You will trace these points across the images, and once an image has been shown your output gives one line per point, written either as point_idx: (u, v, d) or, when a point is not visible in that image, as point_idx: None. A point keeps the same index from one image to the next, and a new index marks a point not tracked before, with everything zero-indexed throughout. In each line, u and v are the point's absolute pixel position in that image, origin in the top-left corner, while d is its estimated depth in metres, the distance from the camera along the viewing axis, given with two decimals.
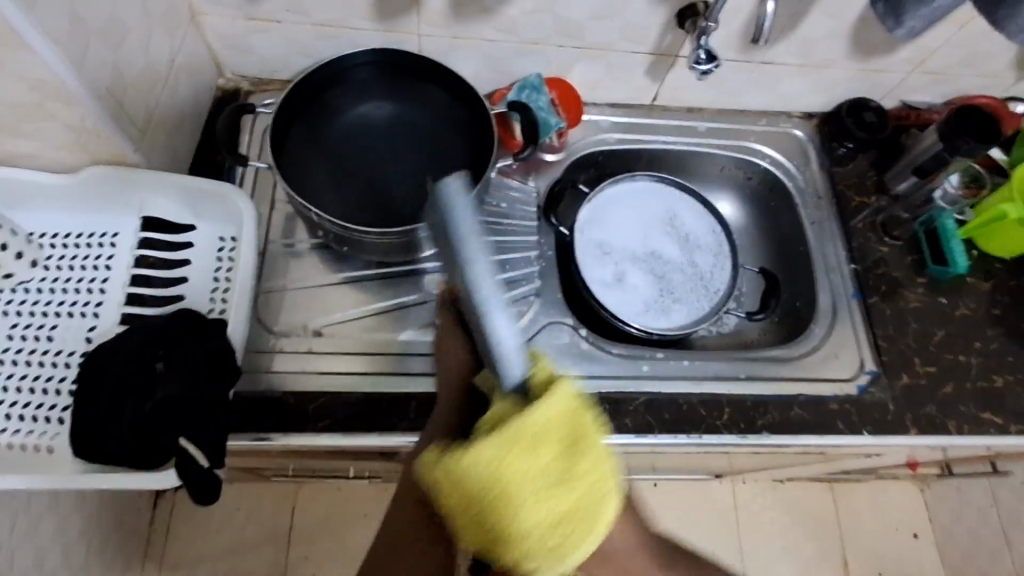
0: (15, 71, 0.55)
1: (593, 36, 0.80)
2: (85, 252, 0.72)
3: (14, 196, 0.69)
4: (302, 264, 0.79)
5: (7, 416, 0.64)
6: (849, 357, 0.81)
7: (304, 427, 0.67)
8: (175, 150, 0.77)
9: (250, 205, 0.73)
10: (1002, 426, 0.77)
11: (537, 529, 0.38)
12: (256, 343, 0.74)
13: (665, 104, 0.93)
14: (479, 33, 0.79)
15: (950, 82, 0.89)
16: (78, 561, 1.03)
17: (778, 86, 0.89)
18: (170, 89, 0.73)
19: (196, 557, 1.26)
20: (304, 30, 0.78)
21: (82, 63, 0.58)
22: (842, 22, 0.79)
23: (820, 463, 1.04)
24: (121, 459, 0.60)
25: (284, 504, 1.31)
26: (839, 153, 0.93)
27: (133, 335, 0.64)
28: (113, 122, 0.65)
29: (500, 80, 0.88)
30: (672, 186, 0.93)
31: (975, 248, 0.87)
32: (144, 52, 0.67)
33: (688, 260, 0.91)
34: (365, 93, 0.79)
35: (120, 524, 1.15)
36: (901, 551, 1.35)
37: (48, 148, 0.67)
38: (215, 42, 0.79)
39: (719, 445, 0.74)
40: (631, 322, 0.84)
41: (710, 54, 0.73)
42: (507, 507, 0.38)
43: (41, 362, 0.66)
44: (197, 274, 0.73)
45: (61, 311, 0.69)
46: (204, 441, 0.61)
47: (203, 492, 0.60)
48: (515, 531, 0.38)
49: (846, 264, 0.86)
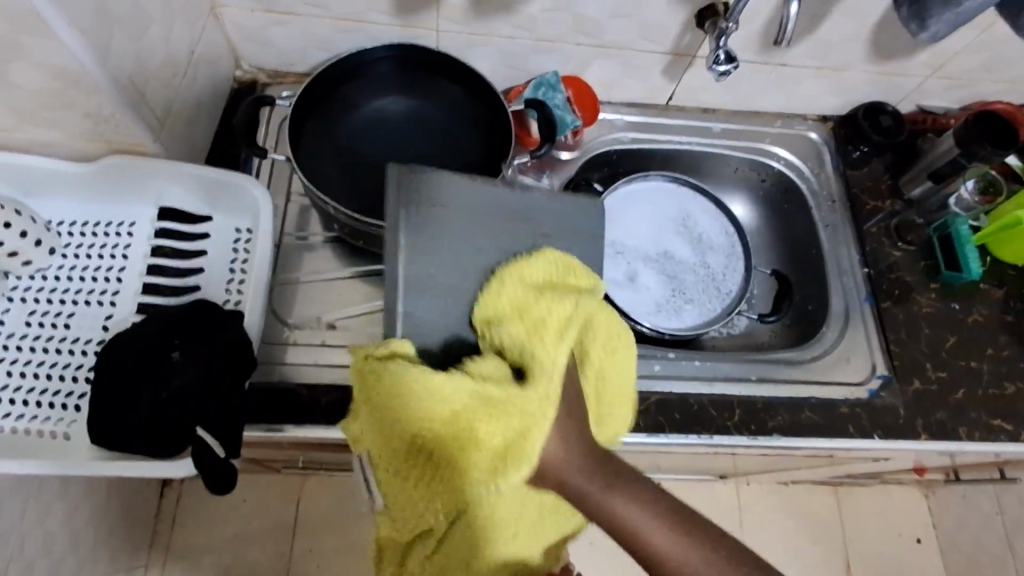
0: (39, 59, 0.56)
1: (612, 35, 0.80)
2: (103, 240, 0.73)
3: (33, 183, 0.70)
4: (315, 257, 0.79)
5: (23, 401, 0.64)
6: (860, 361, 0.81)
7: (316, 420, 0.67)
8: (192, 141, 0.77)
9: (265, 195, 0.73)
10: (1012, 432, 0.77)
11: (493, 446, 0.41)
12: (270, 335, 0.74)
13: (680, 105, 0.93)
14: (497, 30, 0.79)
15: (968, 87, 0.89)
16: (86, 548, 1.04)
17: (795, 88, 0.89)
18: (189, 79, 0.73)
19: (202, 546, 1.27)
20: (322, 24, 0.78)
21: (105, 52, 0.59)
22: (861, 25, 0.78)
23: (826, 466, 1.04)
24: (137, 448, 0.61)
25: (289, 496, 1.31)
26: (854, 156, 0.93)
27: (151, 324, 0.65)
28: (133, 112, 0.65)
29: (516, 77, 0.88)
30: (685, 187, 0.93)
31: (989, 254, 0.87)
32: (165, 42, 0.67)
33: (700, 261, 0.91)
34: (383, 88, 0.80)
35: (127, 512, 1.15)
36: (904, 556, 1.35)
37: (68, 136, 0.67)
38: (234, 34, 0.80)
39: (729, 445, 0.74)
40: (643, 322, 0.84)
41: (729, 55, 0.73)
42: (459, 436, 0.41)
43: (58, 349, 0.67)
44: (213, 265, 0.73)
45: (78, 299, 0.70)
46: (221, 432, 0.61)
47: (219, 481, 0.61)
48: (471, 462, 0.41)
49: (859, 268, 0.86)
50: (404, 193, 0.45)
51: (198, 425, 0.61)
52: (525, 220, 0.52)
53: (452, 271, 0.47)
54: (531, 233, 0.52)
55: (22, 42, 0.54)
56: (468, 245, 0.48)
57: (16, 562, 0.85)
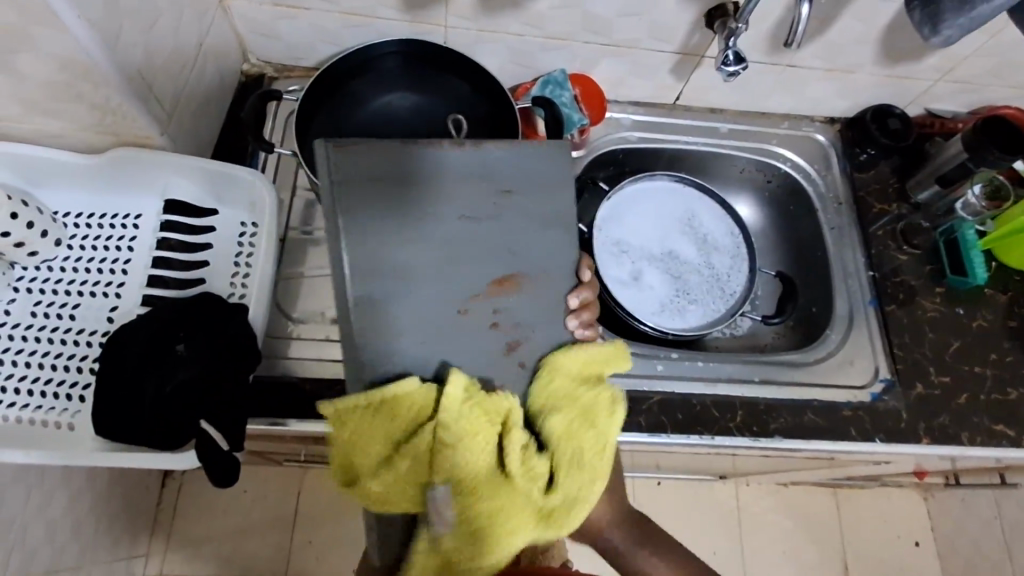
0: (47, 50, 0.56)
1: (620, 34, 0.79)
2: (108, 232, 0.73)
3: (40, 174, 0.70)
4: (320, 252, 0.79)
5: (28, 391, 0.64)
6: (863, 365, 0.81)
7: (319, 415, 0.68)
8: (199, 133, 0.77)
9: (270, 190, 0.74)
10: (1014, 438, 0.77)
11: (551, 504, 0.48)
12: (274, 329, 0.74)
13: (687, 104, 0.92)
14: (506, 27, 0.79)
15: (977, 92, 0.89)
16: (87, 537, 1.04)
17: (803, 90, 0.89)
18: (197, 72, 0.73)
19: (202, 538, 1.27)
20: (331, 18, 0.78)
21: (113, 44, 0.58)
22: (872, 27, 0.78)
23: (827, 468, 1.04)
24: (142, 440, 0.61)
25: (290, 488, 1.32)
26: (861, 159, 0.92)
27: (157, 316, 0.65)
28: (141, 104, 0.65)
29: (523, 74, 0.87)
30: (691, 187, 0.93)
31: (994, 260, 0.87)
32: (174, 35, 0.67)
33: (705, 262, 0.91)
34: (390, 84, 0.80)
35: (128, 503, 1.16)
36: (902, 559, 1.36)
37: (75, 128, 0.67)
38: (242, 27, 0.80)
39: (731, 446, 0.74)
40: (646, 321, 0.84)
41: (738, 55, 0.72)
42: (503, 497, 0.46)
43: (63, 340, 0.67)
44: (218, 258, 0.73)
45: (83, 291, 0.70)
46: (224, 426, 0.62)
47: (222, 473, 0.61)
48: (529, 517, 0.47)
49: (864, 271, 0.86)
50: (337, 166, 0.47)
51: (201, 419, 0.61)
52: (485, 178, 0.52)
53: (412, 243, 0.49)
54: (490, 192, 0.52)
55: (32, 33, 0.54)
56: (426, 214, 0.50)
57: (18, 550, 0.86)
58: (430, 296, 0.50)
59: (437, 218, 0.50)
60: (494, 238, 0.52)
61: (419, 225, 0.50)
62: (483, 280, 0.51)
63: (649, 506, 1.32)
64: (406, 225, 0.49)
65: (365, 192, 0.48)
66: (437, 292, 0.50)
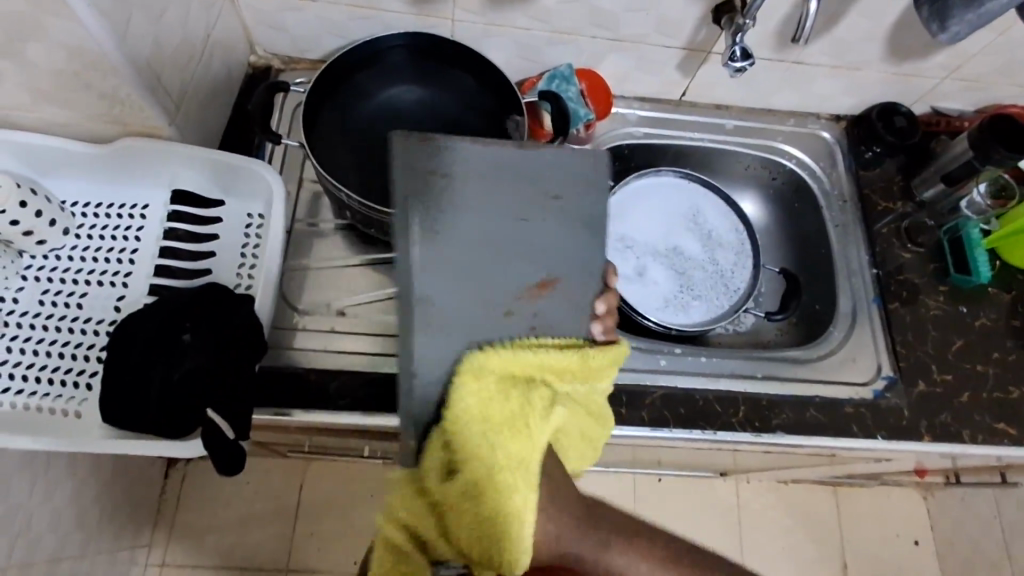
0: (58, 38, 0.56)
1: (627, 29, 0.80)
2: (116, 222, 0.73)
3: (48, 163, 0.70)
4: (325, 244, 0.80)
5: (35, 379, 0.65)
6: (866, 362, 0.81)
7: (324, 405, 0.68)
8: (206, 125, 0.77)
9: (276, 177, 0.73)
10: (1015, 437, 0.77)
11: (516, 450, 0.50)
12: (280, 320, 0.74)
13: (693, 101, 0.92)
14: (513, 21, 0.79)
15: (983, 91, 0.88)
16: (91, 525, 1.05)
17: (809, 87, 0.89)
18: (205, 63, 0.74)
19: (205, 529, 1.28)
20: (339, 10, 0.78)
21: (123, 33, 0.59)
22: (879, 24, 0.78)
23: (827, 465, 1.05)
24: (149, 427, 0.61)
25: (292, 479, 1.33)
26: (867, 156, 0.92)
27: (164, 306, 0.65)
28: (150, 94, 0.65)
29: (530, 69, 0.88)
30: (696, 183, 0.93)
31: (998, 259, 0.87)
32: (182, 25, 0.67)
33: (709, 258, 0.91)
34: (397, 77, 0.80)
35: (131, 492, 1.17)
36: (900, 556, 1.36)
37: (84, 117, 0.67)
38: (250, 19, 0.80)
39: (733, 442, 0.74)
40: (650, 317, 0.84)
41: (745, 51, 0.72)
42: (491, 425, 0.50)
43: (70, 328, 0.68)
44: (224, 249, 0.74)
45: (91, 280, 0.70)
46: (229, 413, 0.62)
47: (230, 460, 0.62)
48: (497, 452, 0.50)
49: (868, 269, 0.86)
50: (400, 160, 0.45)
51: (208, 407, 0.61)
52: (534, 184, 0.50)
53: (463, 248, 0.48)
54: (541, 199, 0.50)
55: (42, 20, 0.54)
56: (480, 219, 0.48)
57: (23, 537, 0.86)
58: (473, 304, 0.48)
59: (489, 223, 0.49)
60: (543, 247, 0.51)
61: (470, 230, 0.48)
62: (524, 288, 0.50)
63: (650, 501, 1.33)
64: (458, 231, 0.47)
65: (421, 193, 0.46)
66: (466, 295, 0.48)
